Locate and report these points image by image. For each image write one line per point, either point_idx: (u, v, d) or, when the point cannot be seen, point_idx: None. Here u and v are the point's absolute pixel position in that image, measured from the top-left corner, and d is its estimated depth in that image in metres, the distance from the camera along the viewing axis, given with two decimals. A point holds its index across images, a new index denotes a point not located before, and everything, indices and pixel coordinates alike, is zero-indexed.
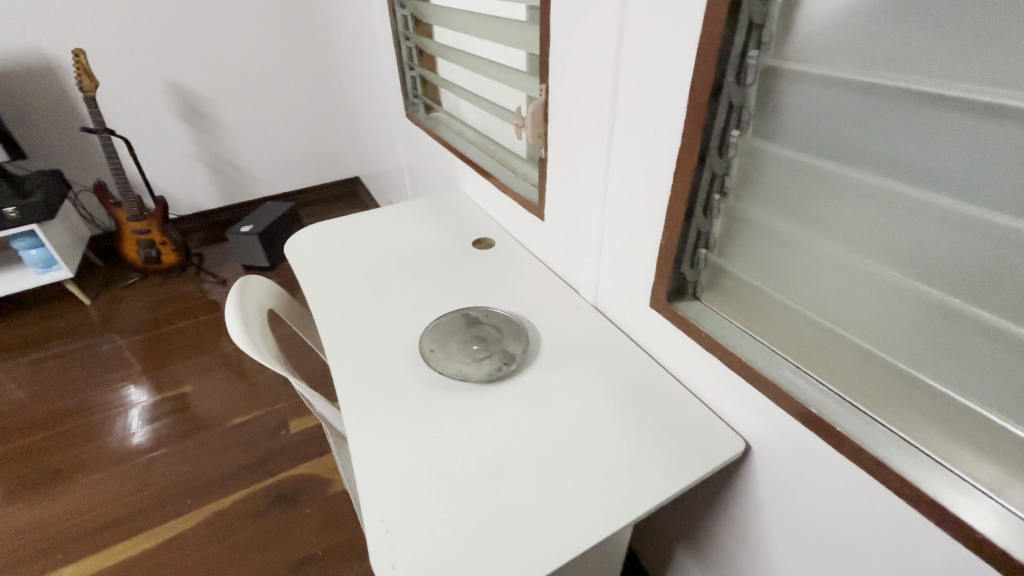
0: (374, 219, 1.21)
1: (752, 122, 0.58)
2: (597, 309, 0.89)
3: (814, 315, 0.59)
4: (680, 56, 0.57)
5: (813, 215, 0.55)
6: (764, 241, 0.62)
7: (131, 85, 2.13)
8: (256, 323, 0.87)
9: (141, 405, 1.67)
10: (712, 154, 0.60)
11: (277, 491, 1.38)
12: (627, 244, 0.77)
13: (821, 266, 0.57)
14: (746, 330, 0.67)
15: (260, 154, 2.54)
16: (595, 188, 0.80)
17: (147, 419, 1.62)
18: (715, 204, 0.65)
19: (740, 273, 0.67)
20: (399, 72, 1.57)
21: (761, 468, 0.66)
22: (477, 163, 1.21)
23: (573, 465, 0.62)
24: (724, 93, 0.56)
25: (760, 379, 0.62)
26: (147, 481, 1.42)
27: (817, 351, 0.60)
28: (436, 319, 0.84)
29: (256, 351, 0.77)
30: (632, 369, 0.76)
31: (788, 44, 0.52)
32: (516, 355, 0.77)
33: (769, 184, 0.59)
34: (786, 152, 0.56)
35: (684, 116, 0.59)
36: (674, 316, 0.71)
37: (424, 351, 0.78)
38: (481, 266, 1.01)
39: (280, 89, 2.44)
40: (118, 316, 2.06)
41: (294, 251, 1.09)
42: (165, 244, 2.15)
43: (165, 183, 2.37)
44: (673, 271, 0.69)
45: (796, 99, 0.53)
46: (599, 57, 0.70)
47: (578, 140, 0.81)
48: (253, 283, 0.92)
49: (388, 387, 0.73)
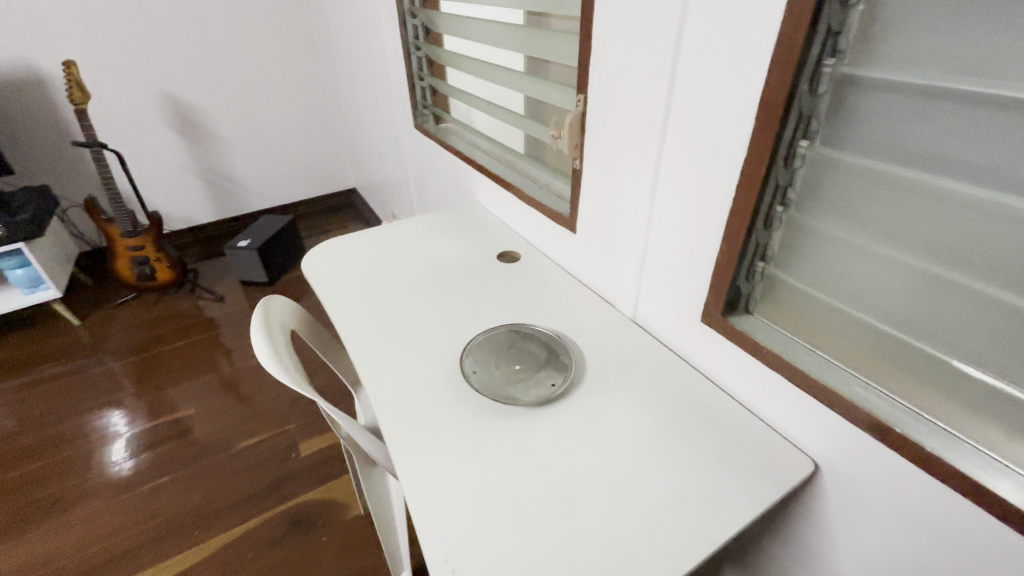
0: (393, 232, 1.18)
1: (821, 132, 0.56)
2: (638, 324, 0.87)
3: (886, 326, 0.57)
4: (749, 66, 0.56)
5: (887, 226, 0.54)
6: (829, 251, 0.60)
7: (122, 96, 2.06)
8: (282, 345, 0.82)
9: (139, 430, 1.59)
10: (778, 165, 0.58)
11: (291, 517, 1.32)
12: (677, 256, 0.75)
13: (895, 277, 0.55)
14: (806, 344, 0.65)
15: (256, 166, 2.48)
16: (641, 200, 0.79)
17: (145, 445, 1.54)
18: (777, 216, 0.62)
19: (799, 286, 0.65)
20: (407, 82, 1.54)
21: (826, 488, 0.64)
22: (495, 173, 1.18)
23: (638, 492, 0.59)
24: (796, 103, 0.54)
25: (829, 395, 0.59)
26: (151, 512, 1.35)
27: (892, 366, 0.58)
28: (475, 338, 0.81)
29: (288, 378, 0.72)
30: (682, 386, 0.74)
31: (866, 52, 0.50)
32: (564, 373, 0.74)
33: (837, 193, 0.57)
34: (857, 161, 0.54)
35: (752, 126, 0.58)
36: (730, 331, 0.69)
37: (466, 371, 0.75)
38: (511, 281, 0.99)
39: (277, 99, 2.39)
40: (111, 336, 1.97)
41: (313, 267, 1.04)
42: (159, 261, 2.08)
43: (158, 197, 2.30)
44: (730, 284, 0.67)
45: (871, 107, 0.52)
46: (653, 66, 0.69)
47: (623, 151, 0.79)
48: (275, 303, 0.88)
49: (432, 413, 0.69)
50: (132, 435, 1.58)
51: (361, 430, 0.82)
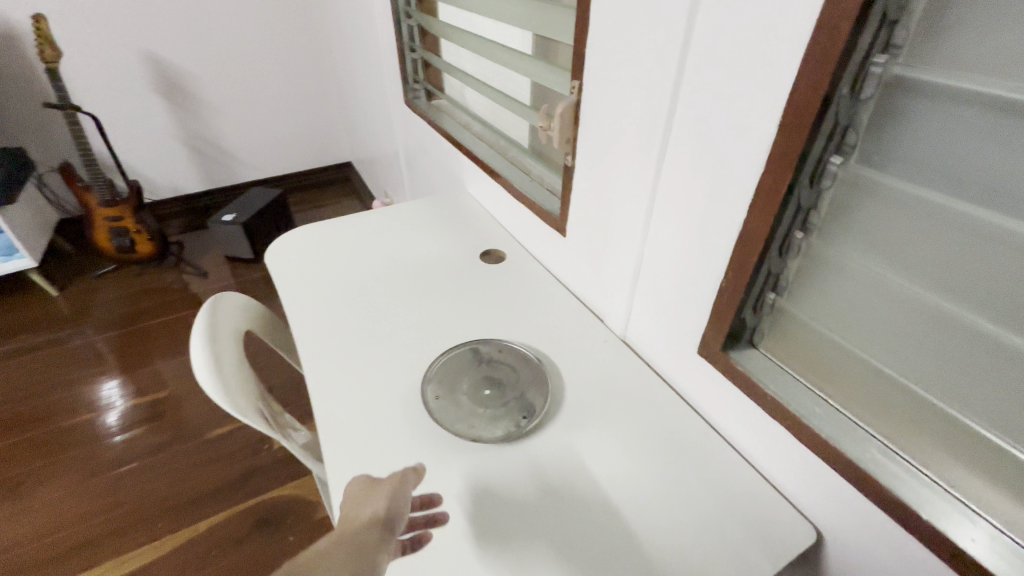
0: (369, 221, 1.08)
1: (859, 147, 0.45)
2: (628, 344, 0.79)
3: (916, 386, 0.48)
4: (773, 63, 0.46)
5: (932, 270, 0.44)
6: (855, 288, 0.50)
7: (101, 55, 1.94)
8: (230, 351, 0.74)
9: (127, 405, 1.55)
10: (802, 184, 0.48)
11: (259, 514, 1.27)
12: (674, 277, 0.66)
13: (937, 331, 0.45)
14: (818, 392, 0.56)
15: (245, 135, 2.37)
16: (637, 210, 0.69)
17: (136, 420, 1.50)
18: (794, 242, 0.52)
19: (815, 324, 0.55)
20: (397, 53, 1.41)
21: (828, 559, 0.56)
22: (483, 160, 1.08)
23: (613, 554, 0.52)
24: (831, 110, 0.43)
25: (839, 460, 0.51)
26: (117, 500, 1.30)
27: (922, 432, 0.48)
28: (441, 355, 0.73)
29: (224, 398, 0.63)
30: (671, 425, 0.66)
31: (928, 50, 0.39)
32: (538, 405, 0.66)
33: (869, 223, 0.47)
34: (902, 186, 0.44)
35: (773, 138, 0.47)
36: (730, 369, 0.60)
37: (427, 397, 0.67)
38: (492, 286, 0.90)
39: (267, 64, 2.25)
40: (90, 309, 1.91)
41: (278, 259, 0.96)
42: (139, 233, 1.99)
43: (142, 164, 2.20)
44: (733, 315, 0.58)
45: (927, 120, 0.41)
46: (657, 55, 0.58)
47: (621, 150, 0.69)
48: (225, 303, 0.79)
49: (386, 444, 0.62)
50: (123, 409, 1.54)
51: (301, 452, 0.72)
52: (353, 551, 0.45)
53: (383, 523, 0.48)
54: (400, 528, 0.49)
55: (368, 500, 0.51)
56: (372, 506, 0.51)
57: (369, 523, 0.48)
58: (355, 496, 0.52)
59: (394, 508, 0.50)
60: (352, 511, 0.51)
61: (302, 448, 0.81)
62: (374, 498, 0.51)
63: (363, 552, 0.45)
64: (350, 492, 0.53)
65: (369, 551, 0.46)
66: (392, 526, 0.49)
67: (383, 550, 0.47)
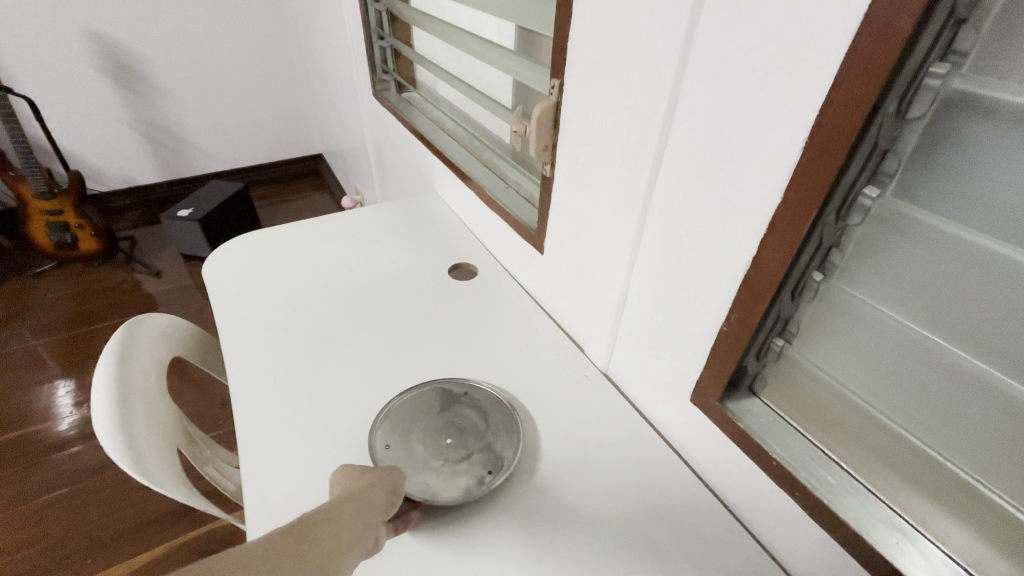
0: (327, 228, 0.97)
1: (898, 178, 0.37)
2: (609, 378, 0.71)
3: (950, 463, 0.40)
4: (796, 75, 0.37)
5: (982, 329, 0.35)
6: (880, 341, 0.42)
7: (39, 32, 1.76)
8: (148, 383, 0.64)
9: (63, 419, 1.40)
10: (826, 218, 0.39)
11: (203, 547, 1.16)
12: (664, 311, 0.58)
13: (982, 402, 0.37)
14: (830, 454, 0.47)
15: (205, 123, 2.21)
16: (623, 231, 0.60)
17: (78, 435, 1.36)
18: (811, 284, 0.44)
19: (827, 376, 0.47)
20: (364, 40, 1.29)
21: None
22: (454, 161, 0.98)
23: None
24: (871, 132, 0.35)
25: (855, 543, 0.43)
26: (42, 531, 1.16)
27: (952, 514, 0.40)
28: (395, 397, 0.64)
29: (122, 452, 0.53)
30: (656, 482, 0.58)
31: (1000, 58, 0.31)
32: (503, 460, 0.58)
33: (903, 269, 0.39)
34: (951, 228, 0.35)
35: (795, 165, 0.39)
36: (727, 421, 0.52)
37: (376, 448, 0.58)
38: (460, 306, 0.81)
39: (228, 47, 2.10)
40: (28, 309, 1.74)
41: (218, 273, 0.85)
42: (82, 228, 1.83)
43: (89, 152, 2.03)
44: (734, 361, 0.50)
45: (995, 149, 0.32)
46: (652, 55, 0.49)
47: (608, 162, 0.60)
48: (145, 327, 0.69)
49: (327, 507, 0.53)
50: (59, 423, 1.39)
51: (217, 508, 0.62)
52: (362, 506, 0.44)
53: (388, 487, 0.47)
54: (400, 496, 0.48)
55: (360, 476, 0.48)
56: (371, 476, 0.48)
57: (373, 485, 0.46)
58: (346, 478, 0.49)
59: (395, 476, 0.49)
60: (351, 481, 0.48)
61: (229, 495, 0.71)
62: (367, 472, 0.48)
63: (371, 512, 0.44)
64: (338, 475, 0.49)
65: (375, 513, 0.44)
66: (394, 493, 0.48)
67: (385, 514, 0.45)
